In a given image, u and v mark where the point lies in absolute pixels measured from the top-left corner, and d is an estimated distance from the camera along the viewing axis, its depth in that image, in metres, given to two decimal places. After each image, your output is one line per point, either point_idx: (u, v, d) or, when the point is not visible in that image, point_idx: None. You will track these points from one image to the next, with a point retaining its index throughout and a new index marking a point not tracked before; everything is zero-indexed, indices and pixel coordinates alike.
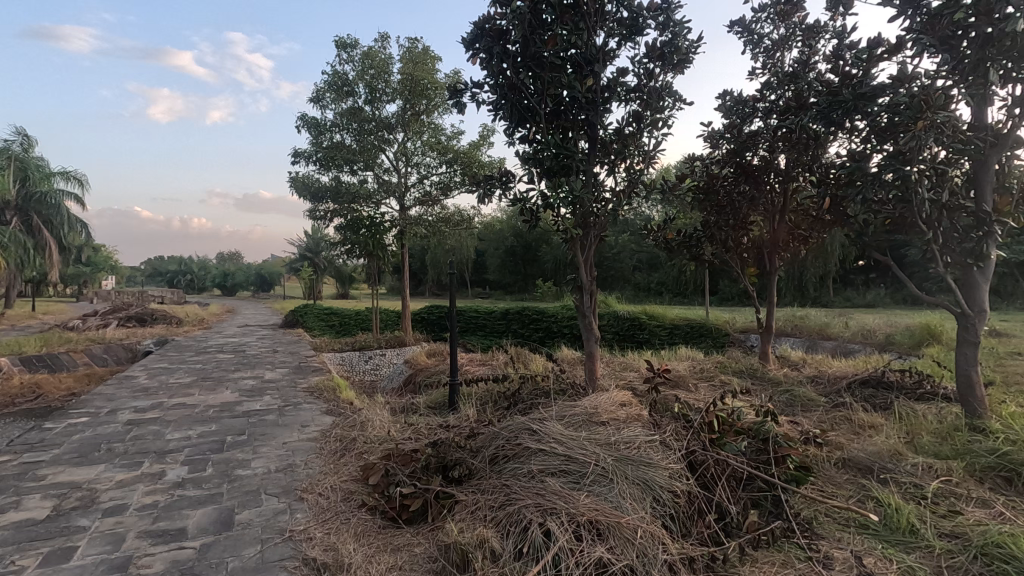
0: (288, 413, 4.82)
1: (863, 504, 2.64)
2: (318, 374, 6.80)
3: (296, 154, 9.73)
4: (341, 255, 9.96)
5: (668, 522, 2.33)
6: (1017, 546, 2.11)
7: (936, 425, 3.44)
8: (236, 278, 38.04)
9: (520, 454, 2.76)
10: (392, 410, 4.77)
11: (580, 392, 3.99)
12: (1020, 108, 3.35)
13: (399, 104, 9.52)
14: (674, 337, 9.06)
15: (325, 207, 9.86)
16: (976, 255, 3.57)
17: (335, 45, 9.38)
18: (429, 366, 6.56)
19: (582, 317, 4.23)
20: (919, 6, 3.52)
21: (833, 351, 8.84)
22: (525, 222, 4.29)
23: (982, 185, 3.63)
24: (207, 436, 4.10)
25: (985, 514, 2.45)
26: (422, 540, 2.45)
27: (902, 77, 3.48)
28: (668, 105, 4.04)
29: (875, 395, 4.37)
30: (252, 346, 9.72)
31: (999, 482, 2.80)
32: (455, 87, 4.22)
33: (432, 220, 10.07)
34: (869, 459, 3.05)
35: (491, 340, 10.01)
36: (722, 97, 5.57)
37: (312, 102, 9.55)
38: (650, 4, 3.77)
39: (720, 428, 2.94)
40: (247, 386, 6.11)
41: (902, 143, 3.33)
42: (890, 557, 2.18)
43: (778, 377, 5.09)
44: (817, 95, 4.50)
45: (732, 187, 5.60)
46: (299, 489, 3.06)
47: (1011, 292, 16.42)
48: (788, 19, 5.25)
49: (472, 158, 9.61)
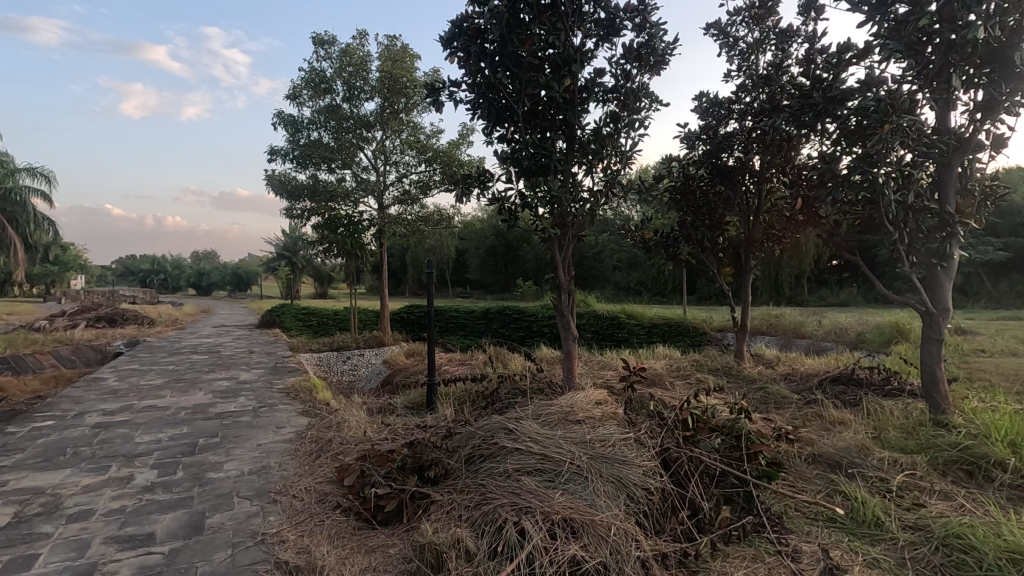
0: (263, 415, 4.74)
1: (831, 498, 2.70)
2: (295, 375, 6.72)
3: (272, 152, 9.58)
4: (318, 254, 9.84)
5: (642, 519, 2.36)
6: (976, 536, 2.18)
7: (903, 421, 3.54)
8: (211, 277, 37.34)
9: (496, 453, 2.77)
10: (368, 410, 4.73)
11: (556, 391, 4.00)
12: (982, 114, 3.46)
13: (378, 102, 9.45)
14: (652, 335, 9.14)
15: (302, 206, 9.72)
16: (940, 255, 3.69)
17: (312, 42, 9.25)
18: (409, 366, 6.53)
19: (560, 316, 4.25)
20: (887, 13, 3.61)
21: (807, 349, 9.02)
22: (504, 222, 4.30)
23: (947, 186, 3.73)
24: (178, 438, 4.03)
25: (947, 506, 2.53)
26: (397, 541, 2.43)
27: (869, 82, 3.57)
28: (644, 106, 4.08)
29: (845, 392, 4.48)
30: (227, 347, 9.56)
31: (961, 475, 2.89)
32: (433, 85, 4.21)
33: (412, 219, 9.99)
34: (838, 454, 3.13)
35: (471, 339, 9.98)
36: (697, 98, 5.62)
37: (288, 100, 9.42)
38: (627, 5, 3.81)
39: (694, 425, 2.98)
40: (221, 387, 5.99)
41: (870, 146, 3.43)
42: (857, 550, 2.23)
43: (753, 375, 5.18)
44: (789, 97, 4.58)
45: (708, 188, 5.69)
46: (273, 491, 3.02)
47: (976, 291, 16.94)
48: (762, 23, 5.34)
49: (451, 157, 9.58)
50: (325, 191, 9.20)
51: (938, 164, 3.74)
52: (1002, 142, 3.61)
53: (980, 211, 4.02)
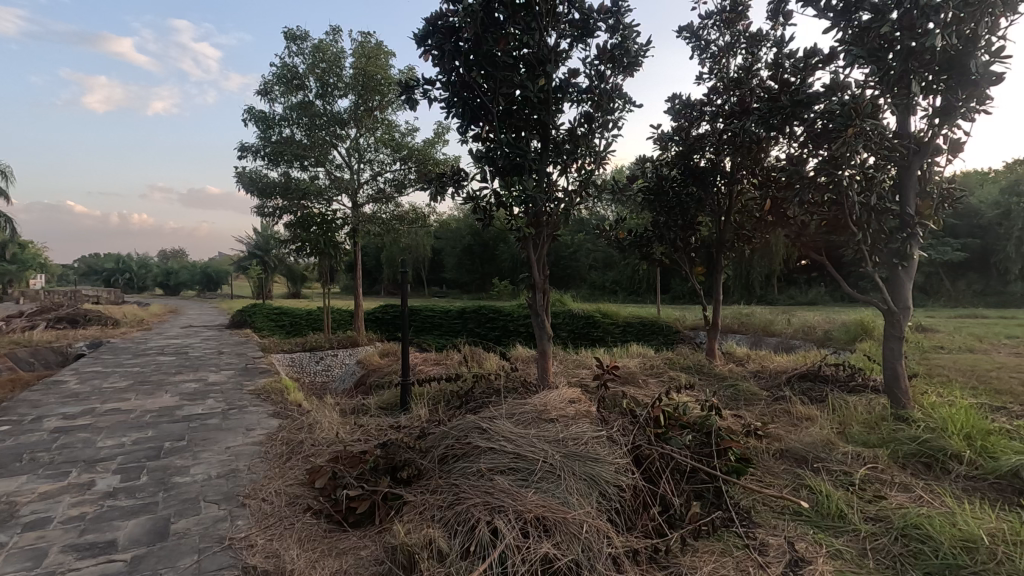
0: (232, 417, 4.65)
1: (797, 492, 2.76)
2: (265, 376, 6.60)
3: (243, 148, 9.38)
4: (290, 253, 9.66)
5: (614, 517, 2.38)
6: (933, 526, 2.26)
7: (866, 416, 3.65)
8: (179, 277, 36.40)
9: (470, 453, 2.76)
10: (341, 412, 4.67)
11: (531, 389, 4.02)
12: (939, 119, 3.59)
13: (352, 99, 9.33)
14: (626, 334, 9.24)
15: (274, 204, 9.53)
16: (901, 255, 3.82)
17: (284, 37, 9.09)
18: (383, 366, 6.47)
19: (535, 315, 4.26)
20: (851, 19, 3.72)
21: (777, 347, 9.22)
22: (479, 221, 4.29)
23: (908, 188, 3.86)
24: (143, 442, 3.91)
25: (906, 498, 2.61)
26: (369, 543, 2.41)
27: (834, 86, 3.68)
28: (618, 107, 4.11)
29: (812, 389, 4.60)
30: (196, 348, 9.35)
31: (920, 467, 2.99)
32: (406, 83, 4.17)
33: (386, 218, 9.89)
34: (805, 449, 3.20)
35: (447, 339, 9.92)
36: (670, 100, 5.70)
37: (259, 95, 9.24)
38: (601, 6, 3.84)
39: (666, 423, 3.02)
40: (188, 389, 5.85)
41: (835, 149, 3.53)
42: (821, 542, 2.29)
43: (724, 372, 5.28)
44: (759, 100, 4.67)
45: (680, 188, 5.78)
46: (242, 495, 2.95)
47: (936, 290, 17.58)
48: (732, 27, 5.44)
49: (426, 155, 9.51)
50: (298, 189, 9.03)
51: (899, 167, 3.87)
52: (958, 147, 3.75)
53: (939, 212, 4.16)
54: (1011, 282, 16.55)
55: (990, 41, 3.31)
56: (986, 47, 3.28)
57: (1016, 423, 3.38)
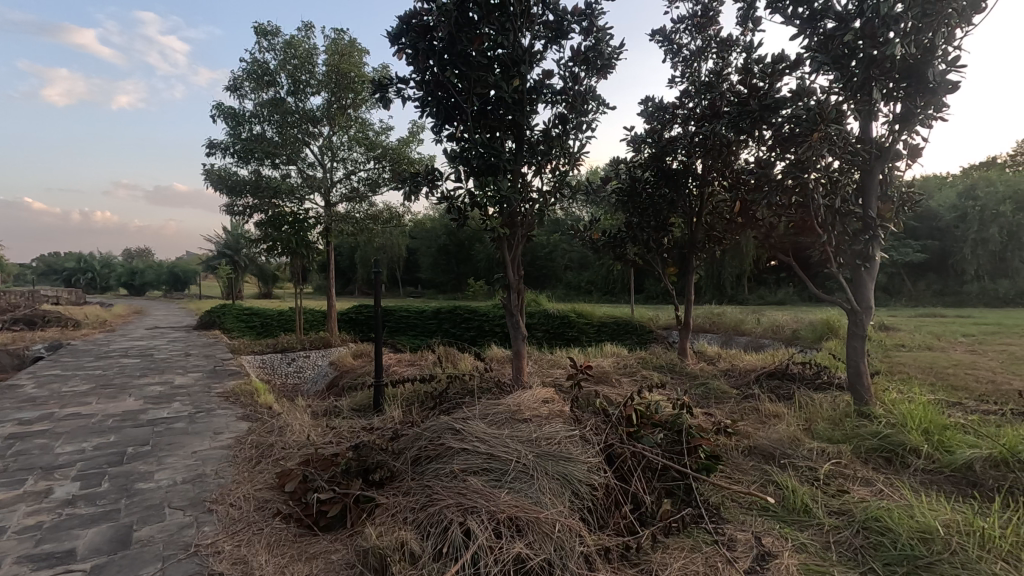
0: (200, 420, 4.54)
1: (765, 488, 2.83)
2: (234, 378, 6.46)
3: (212, 145, 9.15)
4: (260, 252, 9.47)
5: (586, 515, 2.40)
6: (892, 518, 2.34)
7: (831, 412, 3.76)
8: (144, 276, 35.28)
9: (443, 454, 2.75)
10: (313, 414, 4.60)
11: (505, 390, 4.02)
12: (899, 125, 3.71)
13: (324, 97, 9.20)
14: (601, 334, 9.32)
15: (243, 202, 9.33)
16: (864, 256, 3.94)
17: (254, 32, 8.90)
18: (357, 367, 6.39)
19: (509, 315, 4.26)
20: (817, 27, 3.83)
21: (747, 346, 9.42)
22: (453, 221, 4.27)
23: (870, 191, 3.98)
24: (105, 447, 3.79)
25: (868, 492, 2.70)
26: (340, 547, 2.38)
27: (800, 92, 3.78)
28: (591, 109, 4.15)
29: (780, 387, 4.71)
30: (162, 349, 9.09)
31: (881, 462, 3.09)
32: (380, 82, 4.13)
33: (360, 217, 9.77)
34: (772, 446, 3.28)
35: (422, 340, 9.85)
36: (644, 102, 5.77)
37: (228, 91, 9.04)
38: (575, 9, 3.87)
39: (638, 422, 3.06)
40: (153, 392, 5.68)
41: (801, 152, 3.62)
42: (786, 536, 2.35)
43: (696, 371, 5.37)
44: (729, 103, 4.76)
45: (653, 190, 5.86)
46: (209, 500, 2.88)
47: (897, 290, 18.20)
48: (704, 32, 5.54)
49: (401, 154, 9.43)
50: (268, 187, 8.86)
51: (861, 171, 3.99)
52: (917, 152, 3.89)
53: (899, 215, 4.31)
54: (967, 282, 17.25)
55: (947, 50, 3.43)
56: (943, 56, 3.40)
57: (971, 418, 3.52)
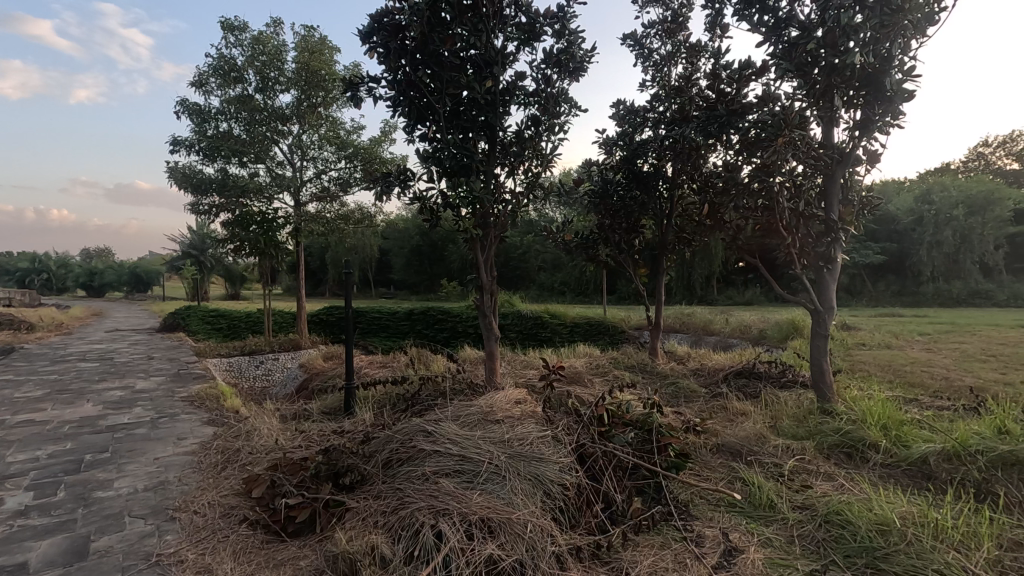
0: (162, 425, 4.40)
1: (732, 485, 2.89)
2: (200, 381, 6.30)
3: (176, 142, 8.90)
4: (227, 253, 9.23)
5: (558, 515, 2.41)
6: (852, 511, 2.42)
7: (795, 410, 3.86)
8: (104, 277, 33.97)
9: (415, 456, 2.73)
10: (281, 417, 4.50)
11: (478, 391, 4.01)
12: (859, 131, 3.84)
13: (294, 95, 9.04)
14: (574, 334, 9.39)
15: (210, 201, 9.09)
16: (826, 258, 4.08)
17: (220, 27, 8.70)
18: (327, 369, 6.28)
19: (482, 316, 4.25)
20: (781, 35, 3.93)
21: (716, 346, 9.60)
22: (425, 221, 4.24)
23: (832, 195, 4.11)
24: (60, 455, 3.64)
25: (830, 486, 2.79)
26: (309, 552, 2.33)
27: (765, 98, 3.88)
28: (564, 111, 4.18)
29: (747, 386, 4.81)
30: (123, 353, 8.79)
31: (843, 457, 3.19)
32: (351, 80, 4.08)
33: (331, 217, 9.64)
34: (740, 443, 3.35)
35: (394, 341, 9.75)
36: (615, 106, 5.85)
37: (193, 87, 8.80)
38: (547, 11, 3.89)
39: (610, 421, 3.09)
40: (113, 397, 5.48)
41: (767, 156, 3.72)
42: (752, 531, 2.41)
43: (666, 370, 5.45)
44: (698, 108, 4.85)
45: (625, 193, 5.93)
46: (172, 508, 2.80)
47: (859, 291, 18.82)
48: (673, 37, 5.63)
49: (372, 154, 9.32)
50: (236, 186, 8.65)
51: (824, 175, 4.12)
52: (875, 158, 4.03)
53: (859, 218, 4.45)
54: (923, 283, 17.96)
55: (903, 61, 3.57)
56: (900, 66, 3.53)
57: (926, 413, 3.67)
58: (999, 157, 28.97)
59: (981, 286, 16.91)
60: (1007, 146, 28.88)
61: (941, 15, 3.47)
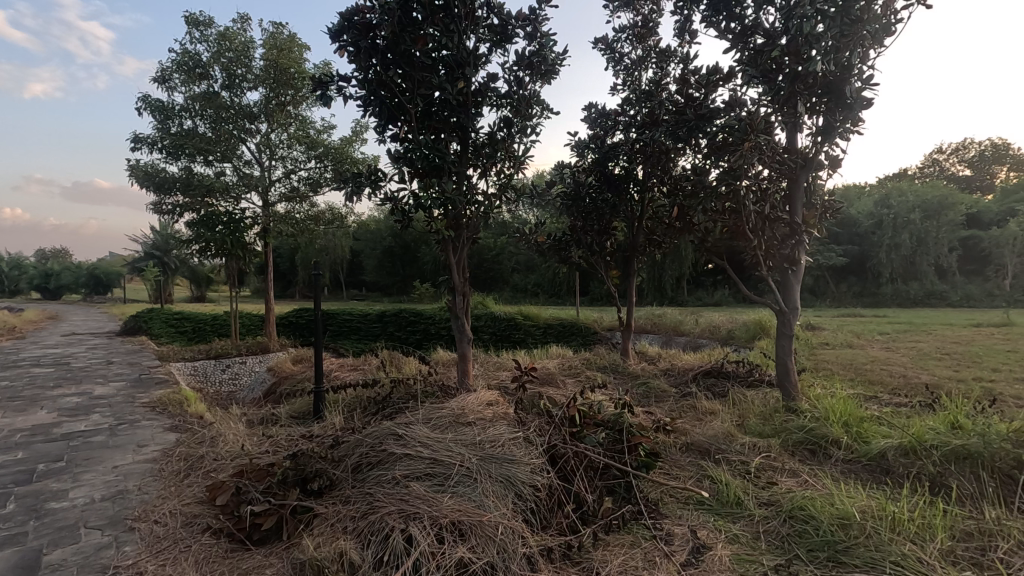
0: (122, 432, 4.24)
1: (700, 482, 2.94)
2: (163, 387, 6.10)
3: (137, 139, 8.61)
4: (192, 253, 8.96)
5: (529, 516, 2.42)
6: (816, 507, 2.48)
7: (762, 408, 3.95)
8: (61, 279, 32.57)
9: (385, 460, 2.69)
10: (248, 422, 4.40)
11: (450, 393, 3.99)
12: (821, 137, 3.96)
13: (262, 93, 8.86)
14: (547, 335, 9.45)
15: (173, 201, 8.83)
16: (790, 260, 4.20)
17: (185, 22, 8.47)
18: (296, 373, 6.16)
19: (455, 318, 4.23)
20: (748, 42, 4.03)
21: (686, 346, 9.77)
22: (397, 223, 4.20)
23: (796, 199, 4.23)
24: (10, 466, 3.48)
25: (794, 482, 2.86)
26: (275, 560, 2.27)
27: (732, 103, 3.97)
28: (536, 113, 4.20)
29: (715, 385, 4.91)
30: (80, 358, 8.44)
31: (806, 454, 3.28)
32: (320, 78, 4.02)
33: (301, 218, 9.48)
34: (708, 442, 3.41)
35: (365, 343, 9.63)
36: (587, 109, 5.88)
37: (156, 83, 8.54)
38: (519, 14, 3.90)
39: (581, 422, 3.10)
40: (69, 404, 5.26)
41: (733, 160, 3.81)
42: (720, 528, 2.45)
43: (637, 371, 5.51)
44: (667, 112, 4.92)
45: (596, 195, 5.98)
46: (131, 518, 2.70)
47: (822, 292, 19.39)
48: (644, 42, 5.72)
49: (343, 154, 9.19)
50: (201, 185, 8.42)
51: (788, 180, 4.22)
52: (837, 163, 4.16)
53: (822, 221, 4.58)
54: (883, 284, 18.63)
55: (862, 70, 3.69)
56: (859, 75, 3.65)
57: (885, 410, 3.80)
58: (952, 164, 30.22)
59: (936, 287, 17.65)
60: (959, 153, 30.22)
61: (898, 26, 3.61)
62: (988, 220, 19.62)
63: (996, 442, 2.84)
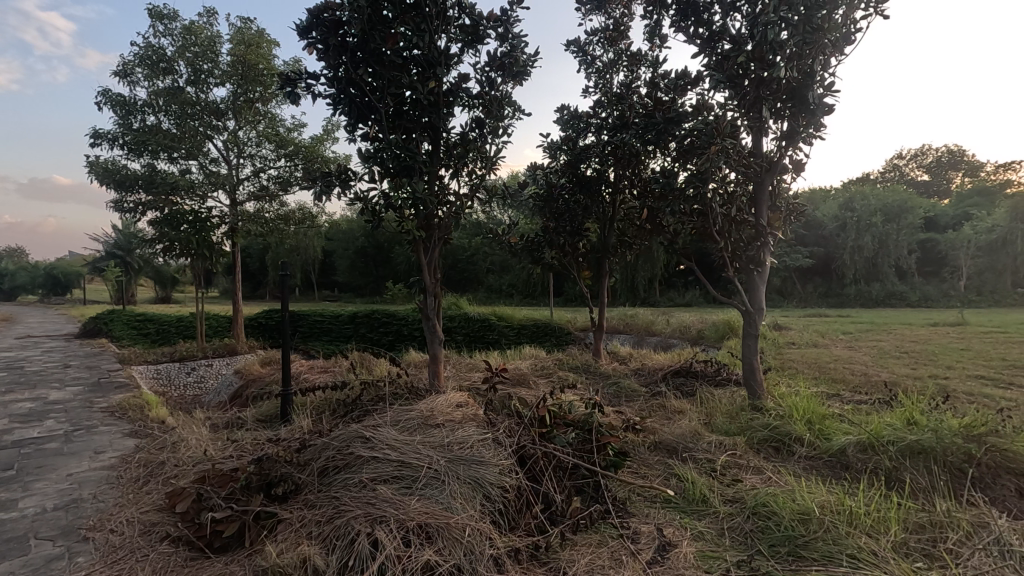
0: (78, 439, 4.09)
1: (668, 481, 2.98)
2: (122, 391, 5.88)
3: (97, 134, 8.33)
4: (155, 253, 8.66)
5: (497, 518, 2.41)
6: (777, 503, 2.53)
7: (729, 407, 4.03)
8: (15, 279, 31.16)
9: (351, 464, 2.65)
10: (212, 427, 4.28)
11: (420, 395, 3.96)
12: (786, 141, 4.06)
13: (230, 89, 8.67)
14: (521, 336, 9.45)
15: (135, 199, 8.54)
16: (756, 261, 4.26)
17: (149, 15, 8.23)
18: (264, 374, 6.04)
19: (426, 319, 4.19)
20: (716, 47, 4.10)
21: (658, 346, 9.90)
22: (367, 223, 4.13)
23: (762, 201, 4.31)
24: None
25: (758, 480, 2.92)
26: (236, 568, 2.21)
27: (700, 107, 4.04)
28: (508, 114, 4.19)
29: (684, 384, 4.99)
30: (34, 361, 8.08)
31: (771, 451, 3.36)
32: (288, 76, 3.94)
33: (270, 217, 9.31)
34: (675, 441, 3.46)
35: (337, 345, 9.49)
36: (560, 111, 5.90)
37: (117, 77, 8.27)
38: (490, 14, 3.90)
39: (551, 422, 3.11)
40: (22, 410, 5.03)
41: (701, 163, 3.87)
42: (686, 526, 2.49)
43: (609, 371, 5.55)
44: (638, 114, 4.95)
45: (569, 196, 6.00)
46: (84, 528, 2.60)
47: (789, 292, 19.89)
48: (615, 45, 5.77)
49: (314, 152, 9.04)
50: (165, 183, 8.18)
51: (754, 183, 4.31)
52: (800, 166, 4.26)
53: (786, 223, 4.69)
54: (846, 285, 19.22)
55: (824, 77, 3.79)
56: (821, 82, 3.75)
57: (846, 407, 3.90)
58: (912, 169, 31.41)
59: (897, 288, 18.29)
60: (918, 159, 31.45)
61: (857, 35, 3.74)
62: (945, 224, 20.44)
63: (948, 437, 2.95)
